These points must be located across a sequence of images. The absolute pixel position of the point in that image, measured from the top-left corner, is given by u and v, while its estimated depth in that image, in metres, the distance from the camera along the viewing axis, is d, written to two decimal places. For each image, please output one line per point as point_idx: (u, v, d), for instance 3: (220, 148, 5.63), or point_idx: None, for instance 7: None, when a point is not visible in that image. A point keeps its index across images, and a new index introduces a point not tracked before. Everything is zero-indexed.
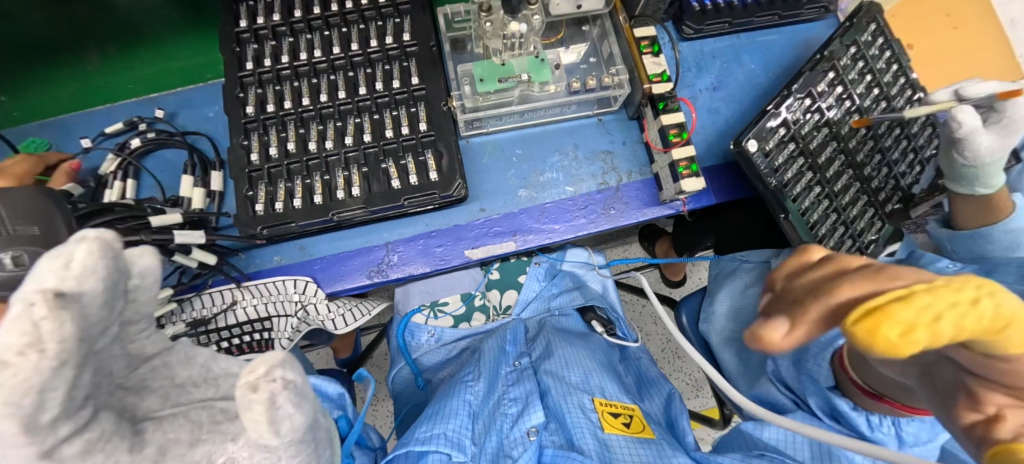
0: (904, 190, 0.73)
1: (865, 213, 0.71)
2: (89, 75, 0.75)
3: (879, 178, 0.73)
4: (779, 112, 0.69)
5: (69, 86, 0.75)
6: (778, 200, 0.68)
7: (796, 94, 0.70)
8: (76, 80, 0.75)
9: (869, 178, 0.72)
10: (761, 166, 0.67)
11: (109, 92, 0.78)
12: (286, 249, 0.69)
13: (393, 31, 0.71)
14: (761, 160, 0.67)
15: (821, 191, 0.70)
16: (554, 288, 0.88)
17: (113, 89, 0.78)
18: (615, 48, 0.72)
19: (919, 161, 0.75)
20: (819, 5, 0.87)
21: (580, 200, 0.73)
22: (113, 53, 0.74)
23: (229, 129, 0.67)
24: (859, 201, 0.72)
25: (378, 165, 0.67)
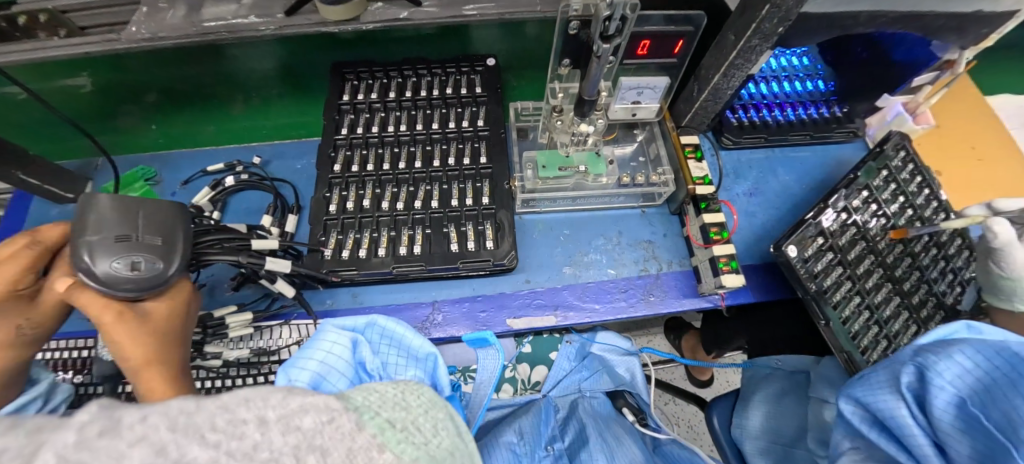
0: (947, 309, 0.74)
1: (908, 327, 0.72)
2: (231, 118, 0.91)
3: (919, 293, 0.74)
4: (819, 221, 0.74)
5: (211, 125, 0.92)
6: (819, 305, 0.70)
7: (834, 207, 0.75)
8: (219, 122, 0.91)
9: (909, 293, 0.74)
10: (801, 271, 0.71)
11: (243, 134, 0.94)
12: (339, 294, 0.74)
13: (469, 116, 0.82)
14: (800, 265, 0.71)
15: (861, 301, 0.72)
16: (584, 370, 0.87)
17: (247, 132, 0.94)
18: (663, 150, 0.81)
19: (959, 281, 0.76)
20: (849, 129, 0.96)
21: (620, 283, 0.77)
22: (255, 103, 0.90)
23: (316, 182, 0.76)
24: (900, 314, 0.72)
25: (440, 228, 0.73)
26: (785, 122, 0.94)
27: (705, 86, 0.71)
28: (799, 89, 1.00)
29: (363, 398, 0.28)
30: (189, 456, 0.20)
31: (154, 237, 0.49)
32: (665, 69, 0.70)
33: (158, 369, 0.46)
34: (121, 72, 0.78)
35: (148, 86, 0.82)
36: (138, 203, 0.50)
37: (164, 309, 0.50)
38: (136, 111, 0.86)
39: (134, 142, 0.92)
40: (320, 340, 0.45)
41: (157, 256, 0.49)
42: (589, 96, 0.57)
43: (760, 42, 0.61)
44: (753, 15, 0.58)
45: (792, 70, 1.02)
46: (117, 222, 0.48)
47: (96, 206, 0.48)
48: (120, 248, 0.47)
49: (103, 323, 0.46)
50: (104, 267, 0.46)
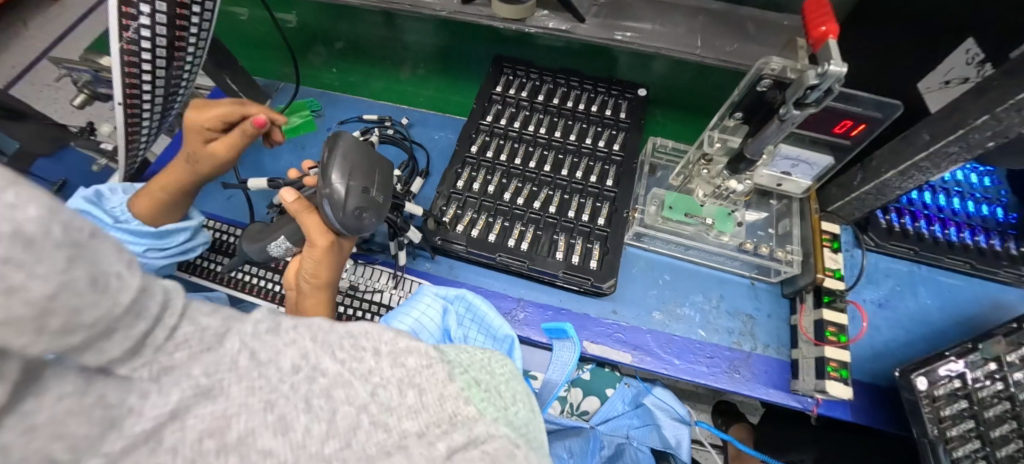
0: None
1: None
2: (397, 80, 1.03)
3: None
4: (959, 363, 0.66)
5: (378, 82, 1.04)
6: (934, 453, 0.62)
7: (982, 352, 0.66)
8: (385, 81, 1.03)
9: None
10: (924, 408, 0.64)
11: (402, 96, 1.05)
12: (438, 262, 0.79)
13: (607, 138, 0.84)
14: (924, 402, 0.64)
15: None
16: (636, 418, 0.85)
17: (407, 96, 1.04)
18: (796, 229, 0.76)
19: None
20: (1022, 272, 0.83)
21: (707, 347, 0.74)
22: (418, 72, 1.00)
23: (452, 156, 0.82)
24: None
25: (550, 234, 0.75)
26: (945, 242, 0.84)
27: (871, 179, 0.66)
28: (970, 209, 0.88)
29: (454, 354, 0.31)
30: (322, 365, 0.26)
31: (380, 193, 0.58)
32: (833, 149, 0.65)
33: (325, 293, 0.61)
34: (316, 18, 0.92)
35: (339, 34, 0.95)
36: (370, 154, 0.58)
37: (347, 248, 0.64)
38: (323, 52, 1.00)
39: (313, 77, 1.06)
40: (419, 300, 0.50)
41: (376, 211, 0.57)
42: (752, 155, 0.55)
43: (959, 151, 0.55)
44: (962, 120, 0.53)
45: (967, 188, 0.91)
46: (363, 171, 0.56)
47: (348, 148, 0.56)
48: (361, 196, 0.55)
49: (315, 244, 0.58)
50: (348, 207, 0.54)
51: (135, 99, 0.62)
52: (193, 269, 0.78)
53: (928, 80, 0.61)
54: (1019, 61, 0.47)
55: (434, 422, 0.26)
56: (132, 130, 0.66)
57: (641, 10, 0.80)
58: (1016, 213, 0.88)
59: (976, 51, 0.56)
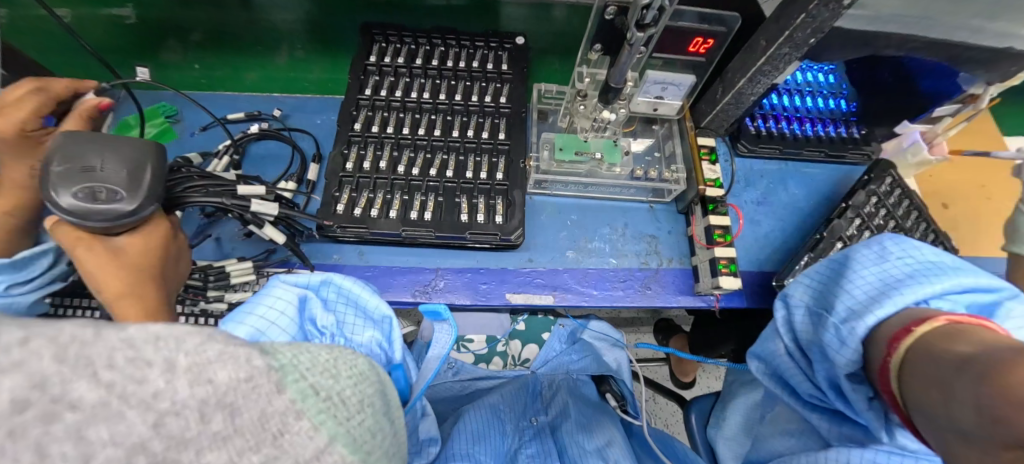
0: None
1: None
2: (274, 67, 0.94)
3: None
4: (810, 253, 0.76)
5: (254, 71, 0.94)
6: None
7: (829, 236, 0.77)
8: (262, 69, 0.94)
9: None
10: None
11: (285, 83, 0.96)
12: (346, 250, 0.76)
13: (493, 92, 0.83)
14: None
15: None
16: (574, 353, 0.89)
17: (290, 82, 0.96)
18: (678, 149, 0.82)
19: None
20: (863, 152, 0.97)
21: (620, 273, 0.79)
22: (297, 55, 0.92)
23: (335, 138, 0.78)
24: None
25: (452, 198, 0.75)
26: (802, 137, 0.95)
27: (729, 89, 0.72)
28: (820, 106, 1.00)
29: (290, 355, 0.22)
30: (73, 393, 0.14)
31: (119, 167, 0.50)
32: (693, 68, 0.70)
33: (129, 300, 0.50)
34: (154, 6, 0.81)
35: (192, 23, 0.85)
36: (97, 136, 0.51)
37: (138, 246, 0.52)
38: (178, 46, 0.89)
39: (172, 78, 0.94)
40: (266, 295, 0.41)
41: (123, 186, 0.49)
42: (616, 84, 0.58)
43: (790, 51, 0.61)
44: (786, 23, 0.59)
45: (817, 86, 1.03)
46: (80, 155, 0.49)
47: (61, 143, 0.50)
48: (82, 179, 0.48)
49: (75, 253, 0.50)
50: (71, 197, 0.48)
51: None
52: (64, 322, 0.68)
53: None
54: None
55: (251, 448, 0.17)
56: None
57: None
58: (856, 102, 1.01)
59: None
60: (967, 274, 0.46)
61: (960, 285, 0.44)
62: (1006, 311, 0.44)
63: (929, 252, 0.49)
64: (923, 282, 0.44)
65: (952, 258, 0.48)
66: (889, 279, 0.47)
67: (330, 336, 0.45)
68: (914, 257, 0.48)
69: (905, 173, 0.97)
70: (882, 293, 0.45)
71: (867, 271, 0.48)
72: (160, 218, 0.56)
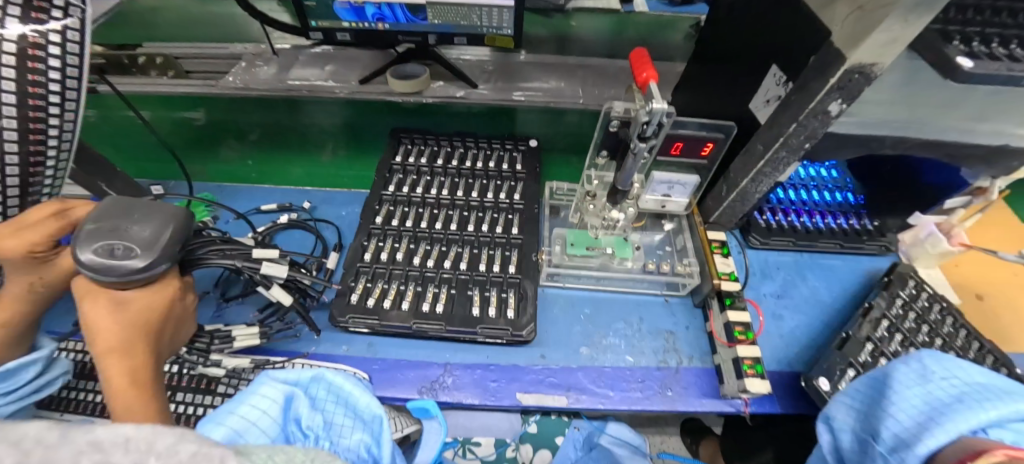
0: None
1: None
2: (318, 164, 1.03)
3: None
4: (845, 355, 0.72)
5: (300, 168, 1.03)
6: None
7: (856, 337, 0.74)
8: (308, 165, 1.03)
9: None
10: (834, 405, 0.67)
11: (327, 179, 1.04)
12: (356, 342, 0.76)
13: (507, 189, 0.88)
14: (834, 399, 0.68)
15: None
16: (592, 461, 0.83)
17: (330, 177, 1.04)
18: (689, 242, 0.83)
19: None
20: (882, 242, 0.96)
21: (638, 371, 0.75)
22: (340, 153, 1.02)
23: (356, 231, 0.81)
24: None
25: (464, 290, 0.75)
26: (815, 229, 0.96)
27: (734, 187, 0.74)
28: (828, 199, 1.02)
29: (264, 457, 0.26)
30: None
31: (145, 228, 0.51)
32: (696, 168, 0.74)
33: (120, 358, 0.50)
34: (222, 112, 0.93)
35: (252, 125, 0.96)
36: (134, 198, 0.54)
37: (144, 302, 0.53)
38: (237, 145, 0.99)
39: (225, 172, 1.03)
40: (253, 395, 0.41)
41: (141, 246, 0.50)
42: (622, 186, 0.61)
43: (787, 154, 0.65)
44: (780, 130, 0.62)
45: (821, 181, 1.05)
46: (109, 215, 0.51)
47: (105, 202, 0.53)
48: (106, 236, 0.49)
49: (86, 304, 0.51)
50: (89, 252, 0.48)
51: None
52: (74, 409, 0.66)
53: (755, 100, 0.68)
54: (803, 77, 0.57)
55: None
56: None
57: (528, 72, 0.93)
58: (863, 195, 1.03)
59: (780, 73, 0.62)
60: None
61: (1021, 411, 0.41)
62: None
63: (977, 373, 0.47)
64: (978, 407, 0.41)
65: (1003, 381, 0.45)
66: (936, 401, 0.44)
67: (313, 439, 0.43)
68: (956, 380, 0.46)
69: (929, 264, 0.95)
70: (930, 417, 0.43)
71: (910, 391, 0.46)
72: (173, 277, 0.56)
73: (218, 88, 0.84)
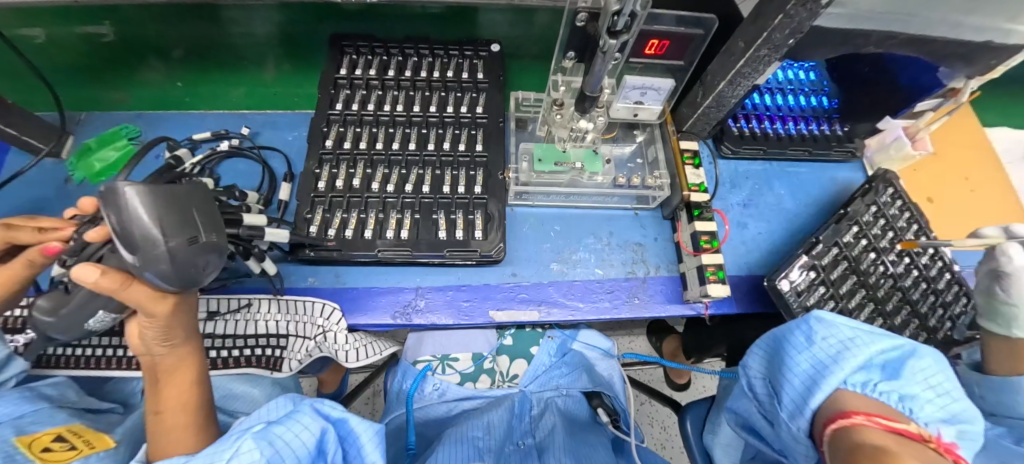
0: (922, 321, 0.78)
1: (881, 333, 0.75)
2: (261, 82, 0.91)
3: (892, 300, 0.78)
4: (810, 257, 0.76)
5: (240, 87, 0.91)
6: None
7: (823, 242, 0.77)
8: (248, 84, 0.91)
9: (882, 301, 0.78)
10: (792, 303, 0.72)
11: (272, 100, 0.94)
12: (322, 273, 0.74)
13: (469, 102, 0.81)
14: (792, 298, 0.72)
15: (835, 305, 0.74)
16: (565, 367, 0.87)
17: (276, 98, 0.94)
18: (661, 154, 0.80)
19: (950, 317, 0.79)
20: (847, 148, 0.97)
21: (607, 283, 0.76)
22: (282, 69, 0.90)
23: (306, 156, 0.75)
24: (873, 321, 0.76)
25: (429, 214, 0.72)
26: (786, 136, 0.94)
27: (709, 93, 0.70)
28: (802, 104, 1.00)
29: None
30: None
31: (212, 233, 0.47)
32: (671, 72, 0.68)
33: (188, 349, 0.52)
34: (135, 25, 0.77)
35: (173, 39, 0.81)
36: (170, 189, 0.44)
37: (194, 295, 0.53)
38: (160, 65, 0.86)
39: (154, 97, 0.91)
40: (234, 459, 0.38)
41: (212, 256, 0.47)
42: (591, 92, 0.55)
43: (769, 53, 0.60)
44: (764, 25, 0.57)
45: (798, 84, 1.03)
46: (178, 223, 0.43)
47: (146, 202, 0.41)
48: (199, 252, 0.45)
49: (156, 312, 0.46)
50: (182, 270, 0.44)
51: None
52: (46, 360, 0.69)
53: None
54: None
55: None
56: None
57: None
58: (838, 99, 1.01)
59: None
60: (875, 343, 0.49)
61: (873, 361, 0.48)
62: (910, 367, 0.48)
63: (846, 327, 0.51)
64: (840, 370, 0.47)
65: (864, 330, 0.51)
66: (818, 364, 0.49)
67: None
68: (836, 337, 0.51)
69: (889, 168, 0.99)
70: (814, 383, 0.48)
71: (799, 358, 0.50)
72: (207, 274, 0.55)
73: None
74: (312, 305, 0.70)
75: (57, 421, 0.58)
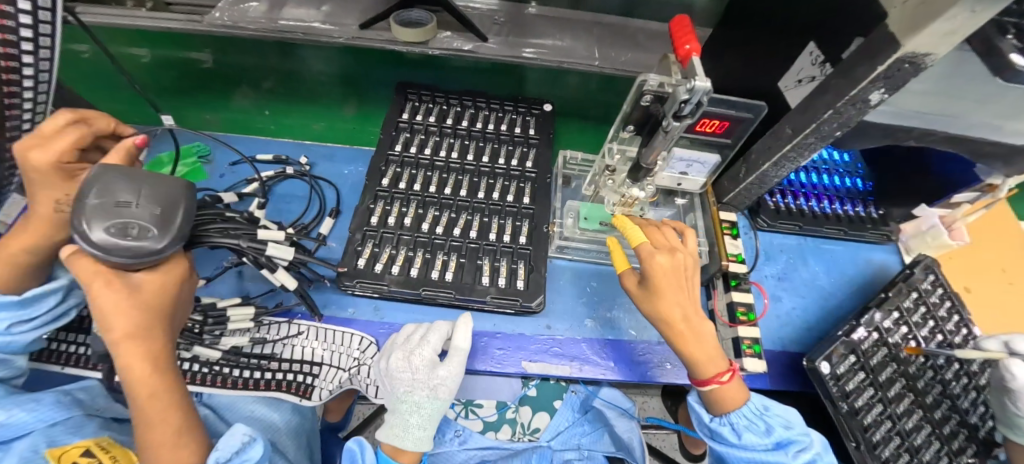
0: (961, 417, 0.76)
1: (920, 427, 0.73)
2: (341, 119, 0.99)
3: (933, 393, 0.77)
4: (850, 339, 0.76)
5: (321, 121, 0.98)
6: (849, 424, 0.70)
7: (865, 325, 0.77)
8: (328, 120, 0.98)
9: (922, 392, 0.76)
10: (833, 389, 0.72)
11: (349, 135, 1.01)
12: (362, 305, 0.76)
13: (519, 156, 0.85)
14: (832, 382, 0.72)
15: (874, 393, 0.74)
16: (587, 424, 0.86)
17: (353, 134, 1.01)
18: (700, 221, 0.82)
19: (990, 414, 0.78)
20: (883, 232, 0.97)
21: (639, 345, 0.76)
22: (358, 106, 0.97)
23: (363, 192, 0.79)
24: (913, 413, 0.74)
25: (474, 259, 0.74)
26: (821, 214, 0.96)
27: (753, 170, 0.73)
28: (838, 184, 1.02)
29: None
30: None
31: (153, 205, 0.51)
32: (717, 148, 0.72)
33: (136, 343, 0.53)
34: (234, 57, 0.86)
35: (263, 71, 0.89)
36: (134, 172, 0.53)
37: (153, 284, 0.55)
38: (250, 94, 0.94)
39: (242, 121, 0.99)
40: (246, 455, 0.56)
41: (148, 226, 0.51)
42: (646, 163, 0.59)
43: (816, 141, 0.63)
44: (814, 116, 0.60)
45: (833, 164, 1.05)
46: (115, 192, 0.51)
47: (102, 176, 0.51)
48: (121, 218, 0.50)
49: (91, 287, 0.51)
50: (100, 230, 0.49)
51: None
52: (64, 359, 0.68)
53: (786, 79, 0.69)
54: (848, 61, 0.54)
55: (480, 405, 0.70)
56: None
57: (541, 28, 0.88)
58: (873, 182, 1.03)
59: (818, 52, 0.63)
60: None
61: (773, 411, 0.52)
62: None
63: None
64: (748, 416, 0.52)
65: None
66: None
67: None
68: None
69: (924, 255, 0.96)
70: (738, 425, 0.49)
71: None
72: (180, 258, 0.59)
73: (206, 25, 0.77)
74: (352, 339, 0.72)
75: (86, 432, 0.60)
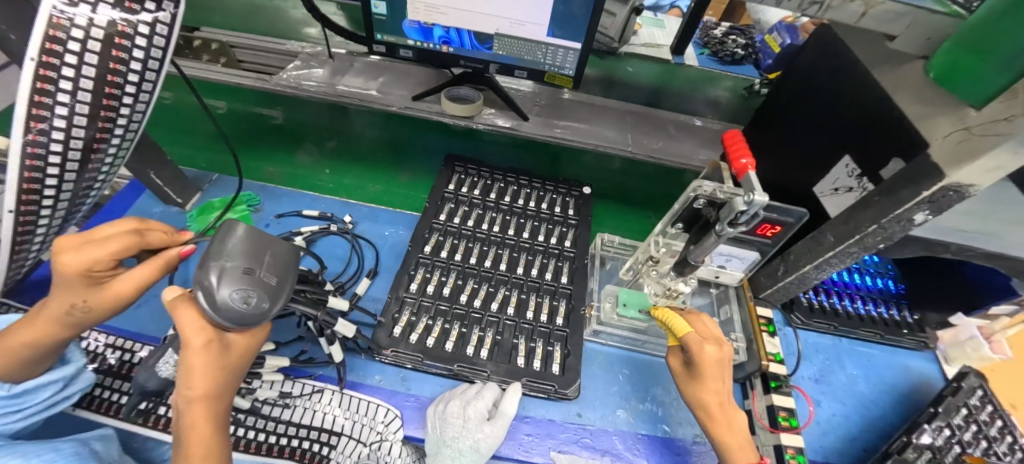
0: None
1: None
2: (396, 184, 1.05)
3: None
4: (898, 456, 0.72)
5: (381, 183, 1.04)
6: None
7: (915, 443, 0.74)
8: (386, 183, 1.04)
9: None
10: None
11: (400, 198, 1.05)
12: (389, 373, 0.75)
13: (559, 235, 0.88)
14: None
15: None
16: None
17: (405, 197, 1.05)
18: (735, 315, 0.83)
19: None
20: (920, 338, 0.95)
21: (674, 443, 0.73)
22: (409, 171, 1.02)
23: (406, 258, 0.81)
24: None
25: (510, 338, 0.75)
26: (856, 315, 0.95)
27: (793, 271, 0.75)
28: (869, 283, 1.01)
29: None
30: None
31: (272, 274, 0.53)
32: (757, 246, 0.74)
33: (206, 405, 0.53)
34: (301, 113, 0.93)
35: (326, 132, 0.96)
36: (263, 238, 0.55)
37: (241, 344, 0.56)
38: (314, 150, 1.00)
39: (301, 177, 1.04)
40: None
41: (266, 294, 0.52)
42: (694, 261, 0.60)
43: (859, 250, 0.66)
44: (857, 227, 0.63)
45: (861, 263, 1.05)
46: (245, 257, 0.53)
47: (228, 236, 0.53)
48: (247, 284, 0.51)
49: (191, 344, 0.52)
50: (229, 294, 0.50)
51: (31, 204, 0.55)
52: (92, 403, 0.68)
53: (821, 185, 0.71)
54: (890, 182, 0.57)
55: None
56: (22, 237, 0.58)
57: (575, 111, 0.94)
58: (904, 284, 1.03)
59: (854, 166, 0.65)
60: None
61: None
62: None
63: None
64: None
65: None
66: None
67: None
68: None
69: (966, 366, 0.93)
70: None
71: None
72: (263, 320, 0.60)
73: (273, 84, 0.84)
74: (379, 411, 0.70)
75: None
